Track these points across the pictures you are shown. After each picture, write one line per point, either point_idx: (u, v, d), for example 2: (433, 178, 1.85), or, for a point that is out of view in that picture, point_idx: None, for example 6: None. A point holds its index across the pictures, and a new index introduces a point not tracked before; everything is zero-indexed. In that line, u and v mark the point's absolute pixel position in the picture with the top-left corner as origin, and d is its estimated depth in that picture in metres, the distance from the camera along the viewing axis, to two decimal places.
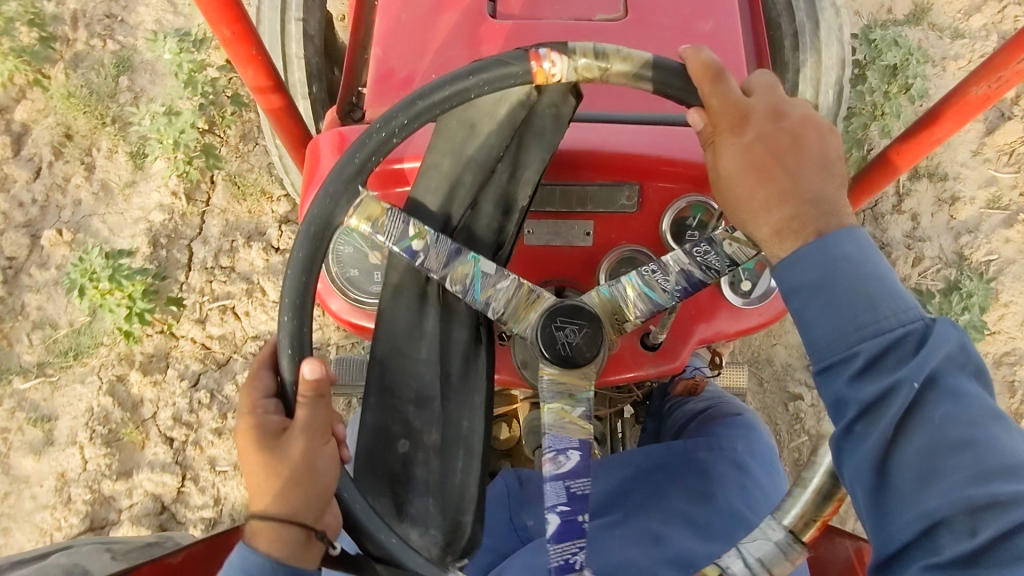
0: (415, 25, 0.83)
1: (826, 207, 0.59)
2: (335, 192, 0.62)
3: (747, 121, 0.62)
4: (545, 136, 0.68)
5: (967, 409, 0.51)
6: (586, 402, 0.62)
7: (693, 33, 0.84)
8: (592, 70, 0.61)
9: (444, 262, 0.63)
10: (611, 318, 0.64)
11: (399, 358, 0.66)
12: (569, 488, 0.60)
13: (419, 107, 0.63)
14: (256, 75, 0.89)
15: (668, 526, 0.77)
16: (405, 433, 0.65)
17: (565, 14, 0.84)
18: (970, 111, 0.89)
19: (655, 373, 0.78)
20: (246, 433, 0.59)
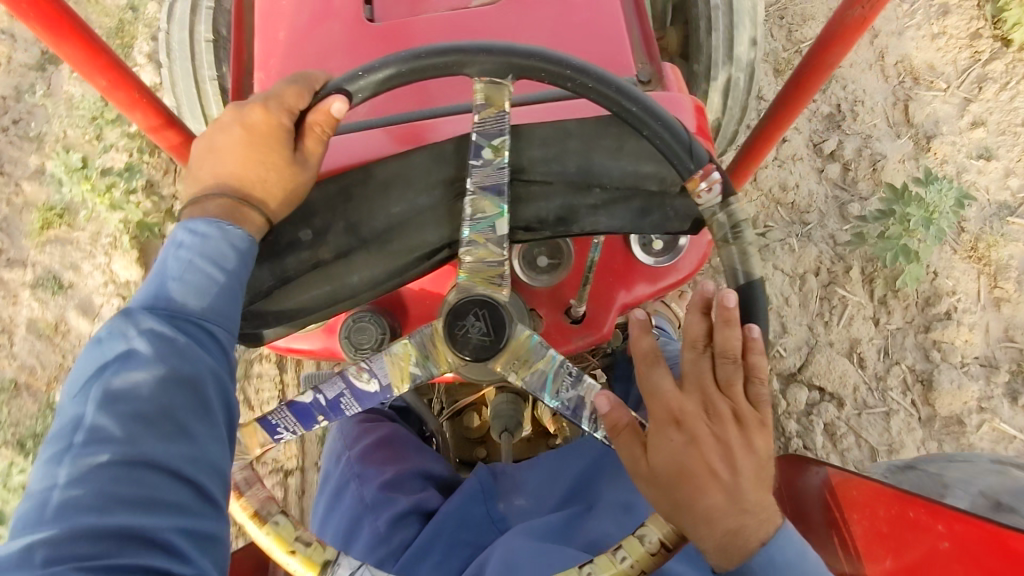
0: (294, 42, 0.84)
1: (753, 515, 0.58)
2: (506, 64, 0.57)
3: (684, 410, 0.59)
4: (641, 215, 0.68)
5: None
6: (422, 372, 0.66)
7: (570, 4, 0.82)
8: (719, 228, 0.60)
9: (490, 189, 0.63)
10: (515, 359, 0.65)
11: (358, 200, 0.67)
12: (342, 395, 0.66)
13: (608, 92, 0.58)
14: (145, 115, 0.88)
15: (636, 493, 0.80)
16: (315, 232, 0.66)
17: (442, 7, 0.84)
18: (854, 35, 0.89)
19: (582, 345, 0.80)
20: (271, 129, 0.60)
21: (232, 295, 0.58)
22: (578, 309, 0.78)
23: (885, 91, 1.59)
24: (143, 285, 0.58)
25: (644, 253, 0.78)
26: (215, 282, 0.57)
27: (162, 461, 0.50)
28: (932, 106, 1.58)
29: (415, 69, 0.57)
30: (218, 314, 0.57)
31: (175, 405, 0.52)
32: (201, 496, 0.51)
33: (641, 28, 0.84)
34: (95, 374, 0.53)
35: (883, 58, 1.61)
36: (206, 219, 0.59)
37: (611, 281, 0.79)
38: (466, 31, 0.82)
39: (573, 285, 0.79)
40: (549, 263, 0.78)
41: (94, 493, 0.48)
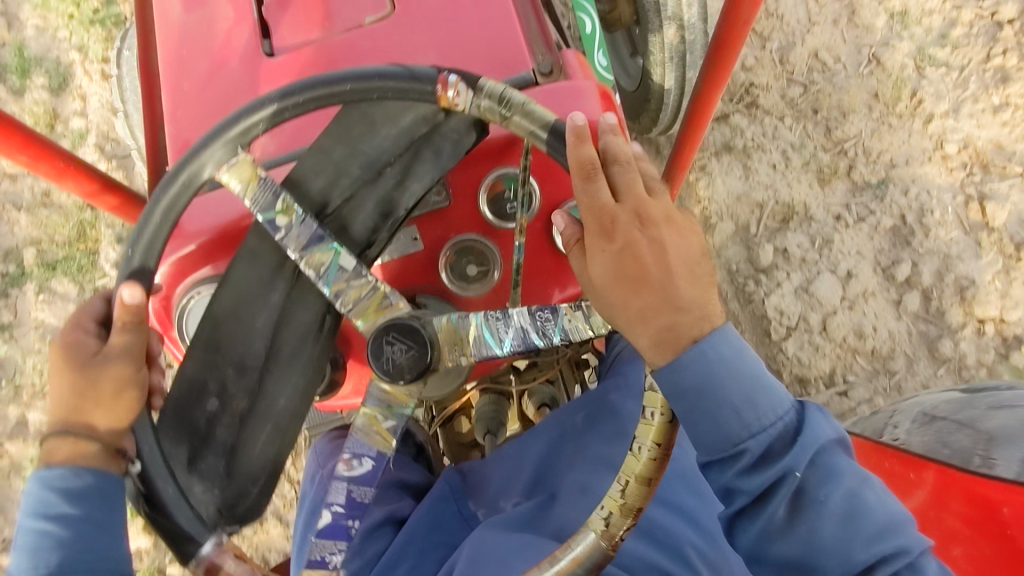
0: (198, 89, 0.84)
1: (700, 317, 0.61)
2: (212, 143, 0.62)
3: (615, 220, 0.62)
4: (441, 158, 0.68)
5: (843, 480, 0.61)
6: (399, 417, 0.65)
7: (458, 6, 0.81)
8: (494, 113, 0.61)
9: (304, 247, 0.64)
10: (450, 343, 0.65)
11: (227, 325, 0.66)
12: (349, 491, 0.65)
13: (318, 92, 0.61)
14: (78, 183, 0.91)
15: (595, 476, 0.78)
16: (217, 391, 0.65)
17: (337, 29, 0.84)
18: None
19: None
20: (64, 352, 0.64)
21: (90, 529, 0.61)
22: None
23: (951, 187, 1.48)
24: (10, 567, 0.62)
25: (567, 247, 0.76)
26: (60, 537, 0.60)
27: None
28: (1012, 199, 1.47)
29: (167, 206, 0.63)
30: (81, 560, 0.60)
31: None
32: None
33: (538, 19, 0.83)
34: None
35: (942, 146, 1.50)
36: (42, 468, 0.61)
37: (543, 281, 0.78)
38: (361, 51, 0.82)
39: (506, 289, 0.78)
40: (478, 271, 0.77)
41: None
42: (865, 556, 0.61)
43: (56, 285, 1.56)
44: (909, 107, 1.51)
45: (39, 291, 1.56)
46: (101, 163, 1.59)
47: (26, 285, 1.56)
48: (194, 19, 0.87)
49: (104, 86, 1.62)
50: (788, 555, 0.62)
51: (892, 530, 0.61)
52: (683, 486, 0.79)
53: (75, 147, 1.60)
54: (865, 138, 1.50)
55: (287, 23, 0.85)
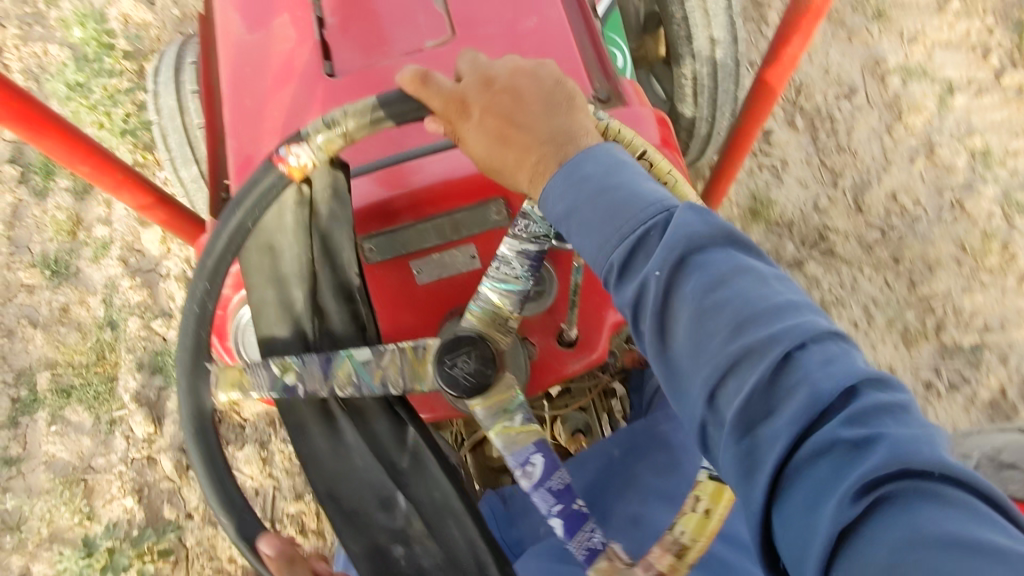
0: (259, 106, 0.86)
1: (572, 141, 0.67)
2: (191, 384, 0.64)
3: (467, 104, 0.69)
4: (343, 216, 0.71)
5: (713, 274, 0.54)
6: (521, 409, 0.66)
7: (518, 34, 0.84)
8: (335, 140, 0.66)
9: (325, 376, 0.65)
10: (490, 326, 0.71)
11: (344, 473, 0.66)
12: (551, 487, 0.64)
13: (212, 265, 0.66)
14: (133, 195, 0.92)
15: (645, 505, 0.77)
16: (392, 537, 0.64)
17: (398, 53, 0.86)
18: (810, 20, 0.93)
19: (581, 366, 0.81)
20: None
21: None
22: (571, 331, 0.79)
23: None
24: None
25: None
26: None
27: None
28: None
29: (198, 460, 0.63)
30: None
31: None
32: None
33: (593, 46, 0.86)
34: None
35: None
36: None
37: (598, 300, 0.80)
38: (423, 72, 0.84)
39: (564, 308, 0.79)
40: (535, 290, 0.77)
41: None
42: (759, 366, 0.49)
43: (70, 414, 1.47)
44: (1001, 261, 1.48)
45: (51, 421, 1.47)
46: (124, 277, 1.53)
47: (38, 414, 1.47)
48: (257, 40, 0.89)
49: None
50: (677, 358, 0.54)
51: (778, 321, 0.51)
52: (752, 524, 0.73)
53: (97, 256, 1.55)
54: (955, 296, 1.46)
55: (350, 45, 0.88)
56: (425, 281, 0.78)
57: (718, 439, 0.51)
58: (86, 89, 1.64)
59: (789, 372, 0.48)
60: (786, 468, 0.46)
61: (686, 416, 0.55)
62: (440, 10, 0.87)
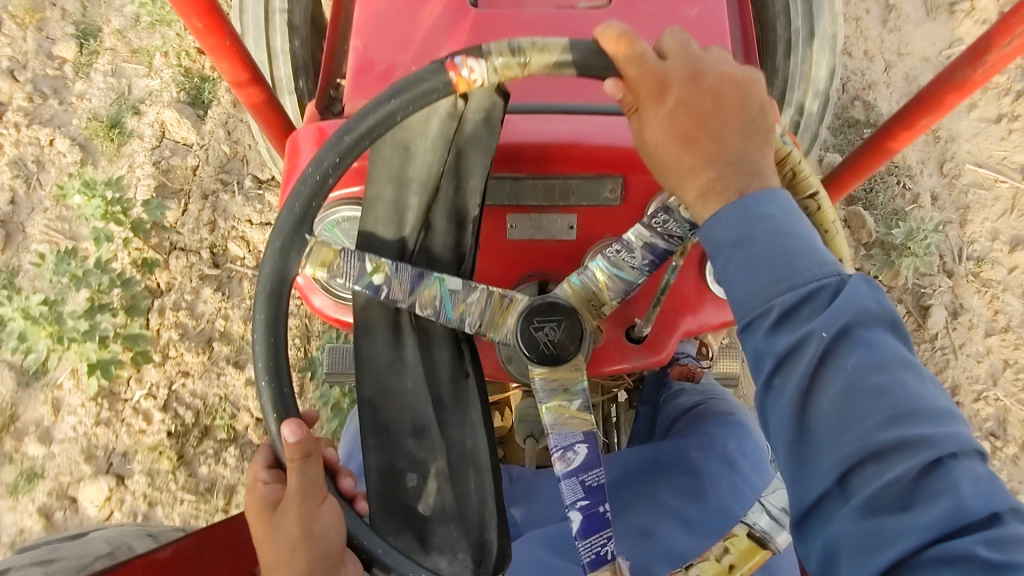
0: (396, 14, 0.82)
1: (758, 173, 0.59)
2: (283, 246, 0.62)
3: (665, 84, 0.61)
4: (482, 141, 0.66)
5: (879, 355, 0.50)
6: (582, 394, 0.64)
7: (675, 20, 0.81)
8: (511, 68, 0.61)
9: (411, 289, 0.64)
10: (587, 301, 0.66)
11: (384, 392, 0.65)
12: (583, 481, 0.62)
13: (346, 142, 0.63)
14: (232, 67, 0.88)
15: (659, 521, 0.76)
16: (410, 467, 0.64)
17: (548, 2, 0.83)
18: (952, 98, 0.89)
19: (641, 365, 0.78)
20: (251, 510, 0.59)
21: None
22: (643, 329, 0.77)
23: None
24: None
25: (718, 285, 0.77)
26: None
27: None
28: None
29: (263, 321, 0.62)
30: None
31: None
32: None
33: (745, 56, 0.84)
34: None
35: None
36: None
37: (678, 305, 0.78)
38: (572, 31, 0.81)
39: (642, 305, 0.77)
40: None
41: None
42: (910, 463, 0.47)
43: None
44: None
45: None
46: None
47: None
48: None
49: (88, 412, 1.43)
50: (815, 424, 0.50)
51: (935, 420, 0.48)
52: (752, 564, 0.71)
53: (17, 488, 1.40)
54: None
55: None
56: (515, 237, 0.76)
57: (832, 520, 0.49)
58: (55, 313, 1.46)
59: (931, 476, 0.46)
60: (904, 562, 0.45)
61: (792, 486, 0.52)
62: None
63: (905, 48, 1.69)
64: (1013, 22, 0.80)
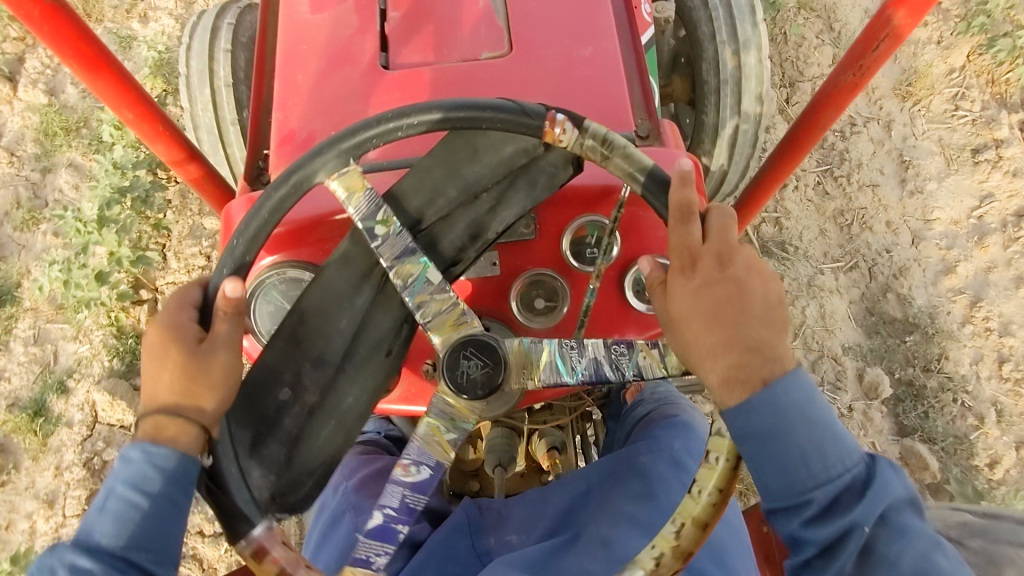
0: (311, 85, 0.89)
1: (778, 360, 0.59)
2: (334, 150, 0.68)
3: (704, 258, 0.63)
4: (536, 190, 0.72)
5: (913, 542, 0.56)
6: (460, 431, 0.67)
7: (571, 60, 0.88)
8: (596, 152, 0.66)
9: (398, 255, 0.68)
10: (524, 367, 0.68)
11: (311, 322, 0.70)
12: (405, 497, 0.66)
13: (434, 116, 0.67)
14: (168, 148, 0.93)
15: (617, 530, 0.80)
16: (291, 383, 0.69)
17: (454, 56, 0.89)
18: (844, 100, 0.94)
19: (577, 386, 0.82)
20: (168, 333, 0.65)
21: (162, 508, 0.60)
22: None
23: None
24: (86, 518, 0.61)
25: (638, 301, 0.81)
26: (139, 509, 0.60)
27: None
28: None
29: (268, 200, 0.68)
30: (148, 539, 0.60)
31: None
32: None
33: (642, 84, 0.89)
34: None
35: None
36: (145, 442, 0.61)
37: (603, 327, 0.82)
38: (477, 82, 0.87)
39: (567, 330, 0.81)
40: (546, 305, 0.80)
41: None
42: None
43: None
44: None
45: None
46: None
47: None
48: (317, 20, 0.93)
49: None
50: None
51: None
52: (709, 557, 0.75)
53: None
54: None
55: (408, 41, 0.91)
56: None
57: None
58: None
59: None
60: None
61: None
62: (500, 24, 0.90)
63: (931, 212, 1.72)
64: (876, 29, 0.87)
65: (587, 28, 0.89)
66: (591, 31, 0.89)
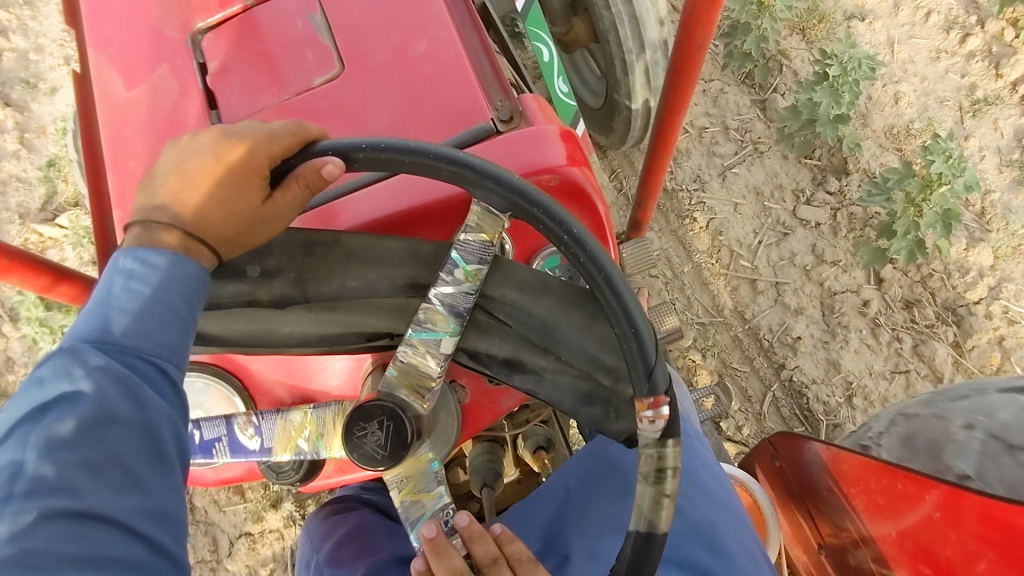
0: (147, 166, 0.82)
1: None
2: (509, 192, 0.58)
3: None
4: (599, 410, 0.65)
5: None
6: (306, 449, 0.71)
7: (408, 60, 0.80)
8: (665, 475, 0.55)
9: (455, 308, 0.63)
10: (406, 478, 0.64)
11: (319, 258, 0.68)
12: (219, 442, 0.73)
13: (590, 265, 0.56)
14: (26, 279, 0.85)
15: (601, 539, 0.74)
16: (255, 276, 0.67)
17: (285, 92, 0.81)
18: (712, 11, 0.87)
19: (513, 403, 0.78)
20: (246, 171, 0.63)
21: (181, 323, 0.58)
22: None
23: None
24: (102, 315, 0.56)
25: None
26: (164, 313, 0.57)
27: (112, 514, 0.48)
28: None
29: (423, 164, 0.59)
30: (168, 347, 0.57)
31: (125, 451, 0.51)
32: (156, 550, 0.50)
33: (492, 68, 0.82)
34: (35, 416, 0.51)
35: None
36: (178, 253, 0.60)
37: None
38: (317, 113, 0.79)
39: None
40: None
41: (34, 550, 0.45)
42: None
43: None
44: None
45: None
46: None
47: None
48: (134, 97, 0.85)
49: None
50: None
51: None
52: (698, 542, 0.72)
53: None
54: None
55: (232, 90, 0.82)
56: None
57: None
58: None
59: None
60: None
61: None
62: (327, 43, 0.82)
63: None
64: None
65: (416, 22, 0.81)
66: (421, 23, 0.81)
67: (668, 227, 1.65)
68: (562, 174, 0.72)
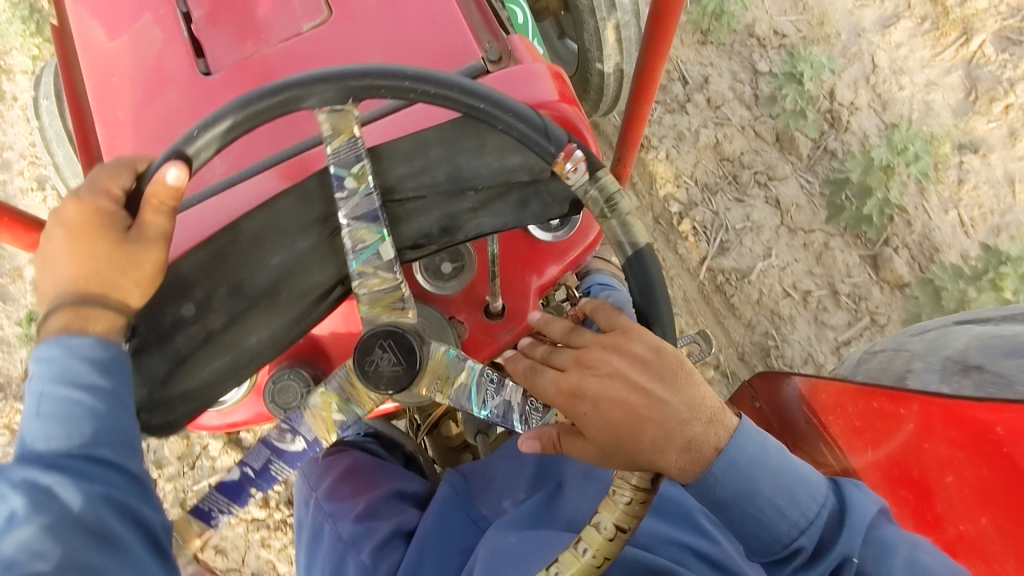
0: (134, 115, 0.82)
1: (689, 424, 0.60)
2: (343, 88, 0.55)
3: (595, 363, 0.62)
4: (523, 214, 0.70)
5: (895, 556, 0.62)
6: (348, 414, 0.72)
7: (395, 6, 0.81)
8: (598, 207, 0.60)
9: (365, 214, 0.63)
10: (436, 380, 0.68)
11: (234, 262, 0.69)
12: (272, 460, 0.73)
13: (456, 88, 0.57)
14: (16, 236, 0.85)
15: None
16: (196, 300, 0.68)
17: (273, 38, 0.81)
18: None
19: (512, 337, 0.80)
20: (95, 224, 0.61)
21: (111, 402, 0.60)
22: (496, 303, 0.78)
23: None
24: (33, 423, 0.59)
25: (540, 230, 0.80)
26: (89, 404, 0.58)
27: None
28: None
29: (253, 110, 0.55)
30: (104, 434, 0.59)
31: (71, 545, 0.55)
32: None
33: (479, 11, 0.83)
34: None
35: None
36: (81, 335, 0.59)
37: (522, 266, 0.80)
38: (304, 58, 0.80)
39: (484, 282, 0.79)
40: (454, 268, 0.77)
41: None
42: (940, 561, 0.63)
43: None
44: None
45: None
46: None
47: None
48: (119, 48, 0.84)
49: None
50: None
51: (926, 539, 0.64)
52: None
53: None
54: None
55: (217, 38, 0.82)
56: None
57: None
58: None
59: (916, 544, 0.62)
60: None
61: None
62: None
63: None
64: None
65: None
66: None
67: (737, 341, 1.54)
68: (554, 109, 0.73)
